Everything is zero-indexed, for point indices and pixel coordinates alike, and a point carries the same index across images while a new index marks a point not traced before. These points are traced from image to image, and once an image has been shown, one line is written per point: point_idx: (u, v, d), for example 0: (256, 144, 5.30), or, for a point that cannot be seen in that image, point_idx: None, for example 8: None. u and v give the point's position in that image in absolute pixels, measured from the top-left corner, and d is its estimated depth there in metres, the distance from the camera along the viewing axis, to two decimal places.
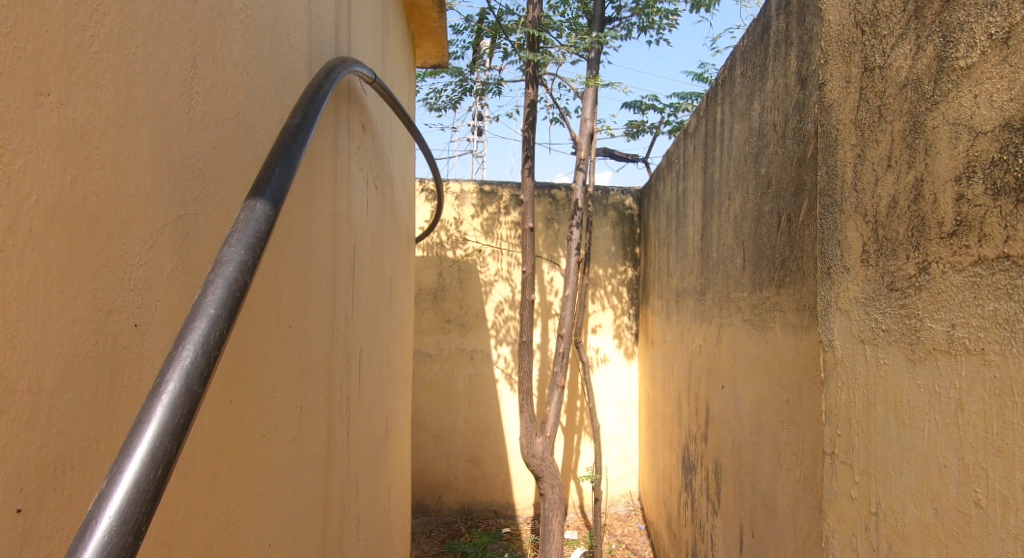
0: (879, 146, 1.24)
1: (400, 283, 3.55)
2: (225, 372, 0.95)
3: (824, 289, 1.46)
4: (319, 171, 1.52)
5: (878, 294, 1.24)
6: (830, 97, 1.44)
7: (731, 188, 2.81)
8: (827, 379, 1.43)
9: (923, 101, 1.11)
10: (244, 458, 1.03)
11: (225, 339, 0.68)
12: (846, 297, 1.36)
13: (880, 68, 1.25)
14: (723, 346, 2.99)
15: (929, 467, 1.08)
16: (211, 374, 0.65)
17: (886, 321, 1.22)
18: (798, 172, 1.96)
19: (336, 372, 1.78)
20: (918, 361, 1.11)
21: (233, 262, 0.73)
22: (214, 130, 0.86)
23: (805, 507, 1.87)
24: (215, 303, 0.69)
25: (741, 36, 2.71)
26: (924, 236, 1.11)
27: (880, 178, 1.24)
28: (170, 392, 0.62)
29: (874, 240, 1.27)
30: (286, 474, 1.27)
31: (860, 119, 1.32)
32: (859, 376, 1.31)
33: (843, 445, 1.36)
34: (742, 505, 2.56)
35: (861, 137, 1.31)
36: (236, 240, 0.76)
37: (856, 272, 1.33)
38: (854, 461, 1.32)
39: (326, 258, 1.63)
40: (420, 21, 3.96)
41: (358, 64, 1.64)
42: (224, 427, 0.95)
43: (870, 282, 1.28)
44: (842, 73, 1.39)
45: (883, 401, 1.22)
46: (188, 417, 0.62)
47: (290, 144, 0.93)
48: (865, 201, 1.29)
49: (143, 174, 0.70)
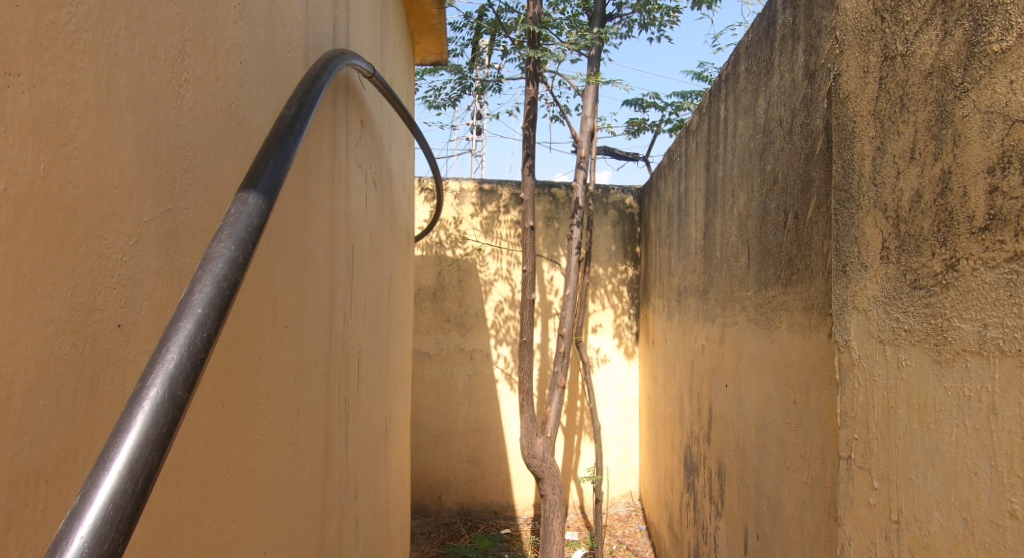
0: (900, 138, 1.21)
1: (400, 283, 3.51)
2: (219, 374, 0.90)
3: (840, 287, 1.43)
4: (316, 167, 1.48)
5: (901, 293, 1.21)
6: (846, 89, 1.41)
7: (735, 186, 2.77)
8: (843, 381, 1.39)
9: (951, 89, 1.08)
10: (240, 464, 0.99)
11: (213, 341, 0.64)
12: (864, 296, 1.33)
13: (901, 56, 1.21)
14: (726, 346, 2.95)
15: (958, 475, 1.04)
16: (197, 379, 0.61)
17: (910, 321, 1.18)
18: (805, 169, 1.92)
19: (335, 373, 1.74)
20: (945, 364, 1.08)
21: (223, 257, 0.69)
22: (205, 122, 0.82)
23: (812, 510, 1.83)
24: (203, 302, 0.65)
25: (746, 31, 2.66)
26: (952, 231, 1.07)
27: (902, 171, 1.20)
28: (151, 399, 0.58)
29: (894, 236, 1.23)
30: (283, 479, 1.23)
31: (879, 109, 1.28)
32: (880, 379, 1.27)
33: (860, 449, 1.32)
34: (747, 507, 2.52)
35: (880, 129, 1.27)
36: (226, 235, 0.72)
37: (875, 270, 1.29)
38: (872, 467, 1.29)
39: (325, 256, 1.59)
40: (420, 17, 3.92)
41: (356, 57, 1.60)
42: (217, 433, 0.90)
43: (891, 279, 1.24)
44: (859, 63, 1.35)
45: (905, 404, 1.18)
46: (171, 427, 0.58)
47: (285, 136, 0.89)
48: (886, 196, 1.25)
49: (127, 164, 0.66)
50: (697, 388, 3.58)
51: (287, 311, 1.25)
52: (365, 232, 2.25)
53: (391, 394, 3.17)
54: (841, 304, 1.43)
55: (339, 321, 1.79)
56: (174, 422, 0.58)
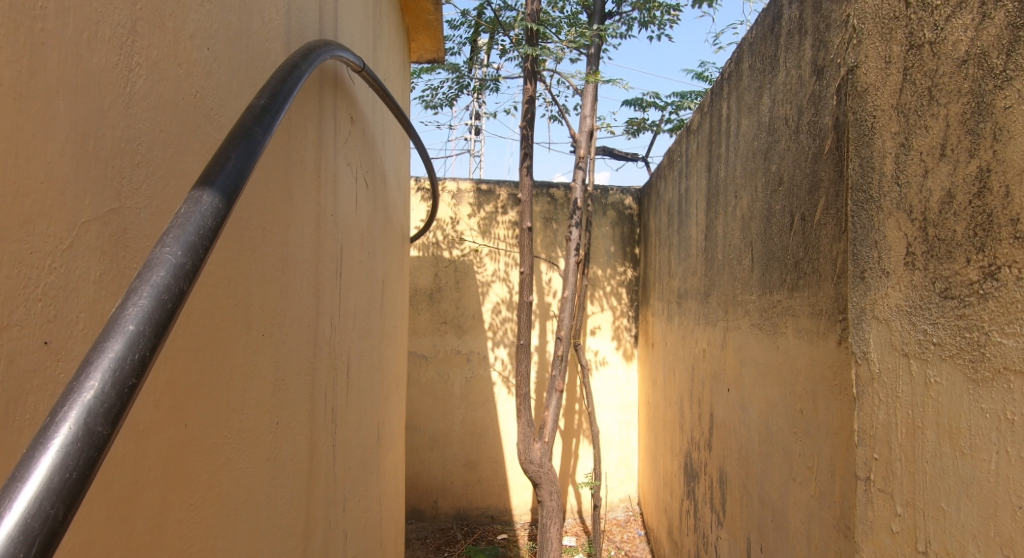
0: (928, 133, 1.13)
1: (394, 284, 3.43)
2: (183, 392, 0.82)
3: (857, 296, 1.35)
4: (300, 165, 1.41)
5: (929, 303, 1.13)
6: (864, 81, 1.33)
7: (738, 186, 2.69)
8: (860, 396, 1.32)
9: (990, 78, 1.00)
10: (206, 489, 0.91)
11: (146, 365, 0.58)
12: (885, 304, 1.25)
13: (930, 44, 1.14)
14: (728, 351, 2.87)
15: (997, 507, 0.97)
16: (121, 414, 0.55)
17: (939, 334, 1.11)
18: (813, 168, 1.85)
19: (321, 381, 1.67)
20: (982, 384, 1.00)
21: (166, 263, 0.62)
22: (163, 114, 0.74)
23: (820, 525, 1.75)
24: (137, 319, 0.59)
25: (750, 27, 2.58)
26: (992, 235, 1.00)
27: (931, 169, 1.12)
28: (61, 437, 0.51)
29: (921, 240, 1.16)
30: (259, 499, 1.15)
31: (903, 102, 1.20)
32: (904, 396, 1.19)
33: (881, 471, 1.25)
34: (750, 518, 2.45)
35: (904, 124, 1.20)
36: (173, 237, 0.65)
37: (898, 276, 1.21)
38: (895, 491, 1.21)
39: (309, 260, 1.51)
40: (416, 13, 3.83)
41: (343, 49, 1.52)
42: (180, 456, 0.82)
43: (917, 288, 1.16)
44: (880, 52, 1.28)
45: (934, 425, 1.11)
46: (83, 472, 0.51)
47: (253, 128, 0.81)
48: (910, 196, 1.18)
49: (58, 156, 0.58)
50: (698, 393, 3.50)
51: (264, 320, 1.17)
52: (356, 233, 2.17)
53: (384, 399, 3.10)
54: (858, 313, 1.35)
55: (326, 327, 1.71)
56: (85, 471, 0.51)
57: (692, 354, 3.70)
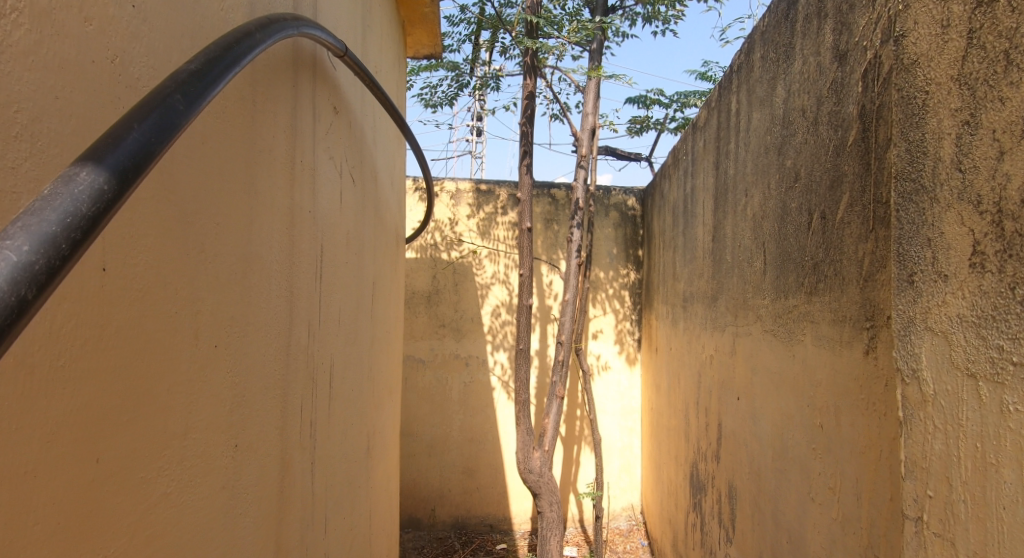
0: (1005, 108, 0.98)
1: (387, 287, 3.29)
2: (91, 420, 0.69)
3: (904, 303, 1.19)
4: (270, 155, 1.27)
5: (1006, 310, 0.98)
6: (916, 55, 1.18)
7: (749, 184, 2.54)
8: (909, 420, 1.17)
9: None
10: (134, 534, 0.77)
11: None
12: (944, 312, 1.10)
13: (1005, 4, 0.99)
14: (738, 358, 2.73)
15: None
16: None
17: (1021, 348, 0.96)
18: (835, 161, 1.69)
19: (297, 394, 1.53)
20: None
21: (7, 261, 0.51)
22: (60, 79, 0.66)
23: (844, 553, 1.61)
24: None
25: (762, 14, 2.43)
26: None
27: (1009, 150, 0.98)
28: None
29: (994, 236, 1.01)
30: (212, 532, 1.02)
31: (968, 75, 1.06)
32: (970, 422, 1.05)
33: (939, 512, 1.10)
34: (763, 538, 2.30)
35: (971, 99, 1.05)
36: (22, 228, 0.53)
37: (962, 280, 1.07)
38: (958, 538, 1.07)
39: (282, 261, 1.38)
40: (411, 6, 3.69)
41: (316, 28, 1.39)
42: (89, 496, 0.69)
43: (988, 294, 1.01)
44: (938, 19, 1.13)
45: (1013, 463, 0.96)
46: None
47: (172, 97, 0.70)
48: (981, 183, 1.03)
49: None
50: (705, 401, 3.36)
51: (222, 327, 1.04)
52: (341, 231, 2.04)
53: (375, 408, 2.95)
54: (905, 323, 1.19)
55: (303, 334, 1.58)
56: None
57: (698, 360, 3.55)
